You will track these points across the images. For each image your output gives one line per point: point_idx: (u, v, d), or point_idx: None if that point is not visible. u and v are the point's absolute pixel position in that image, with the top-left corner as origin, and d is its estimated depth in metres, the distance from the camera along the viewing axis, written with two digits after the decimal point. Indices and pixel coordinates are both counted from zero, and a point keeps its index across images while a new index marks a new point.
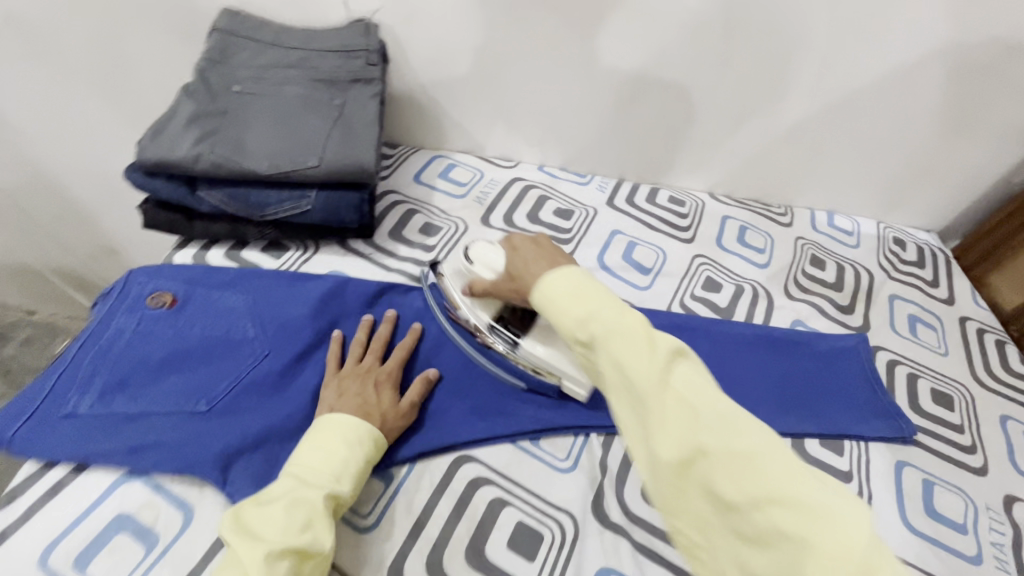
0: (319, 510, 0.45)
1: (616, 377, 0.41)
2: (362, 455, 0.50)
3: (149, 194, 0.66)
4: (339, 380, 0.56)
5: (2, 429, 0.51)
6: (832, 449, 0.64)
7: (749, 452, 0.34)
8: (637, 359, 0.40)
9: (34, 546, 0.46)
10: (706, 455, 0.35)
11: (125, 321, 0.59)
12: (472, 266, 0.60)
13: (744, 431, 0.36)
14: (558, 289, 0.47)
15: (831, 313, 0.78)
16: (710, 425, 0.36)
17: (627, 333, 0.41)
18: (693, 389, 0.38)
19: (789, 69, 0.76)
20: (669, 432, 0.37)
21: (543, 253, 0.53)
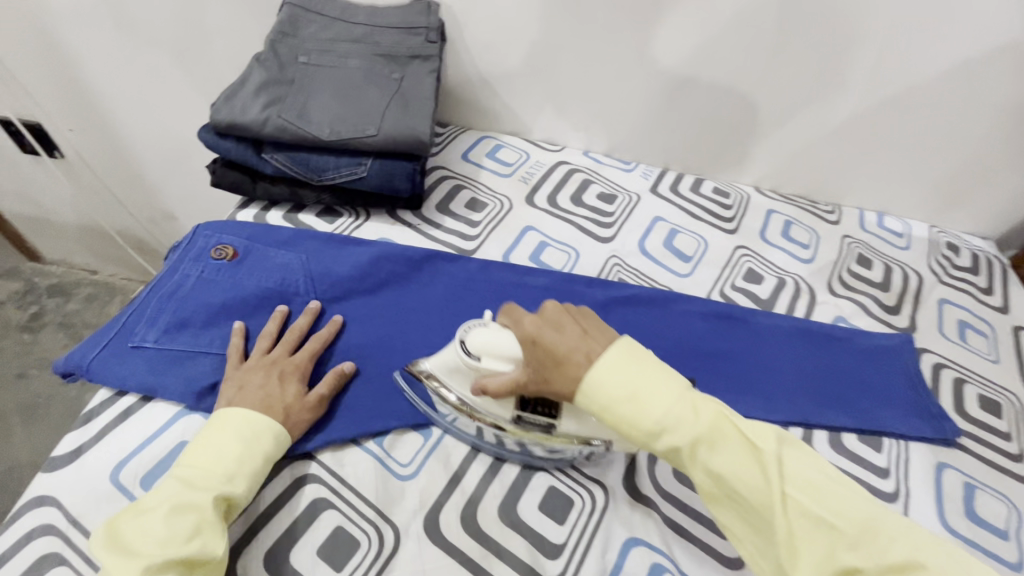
0: (208, 516, 0.43)
1: (717, 487, 0.41)
2: (260, 453, 0.49)
3: (219, 154, 0.70)
4: (243, 374, 0.54)
5: (81, 357, 0.55)
6: (870, 445, 0.63)
7: (904, 565, 0.35)
8: (744, 470, 0.40)
9: (106, 462, 0.49)
10: (857, 575, 0.36)
11: (190, 269, 0.63)
12: (477, 360, 0.49)
13: (884, 536, 0.36)
14: (611, 398, 0.43)
15: (876, 312, 0.77)
16: (850, 540, 0.37)
17: (721, 440, 0.41)
18: (811, 495, 0.39)
19: (846, 62, 0.75)
20: (809, 555, 0.38)
21: (571, 339, 0.45)
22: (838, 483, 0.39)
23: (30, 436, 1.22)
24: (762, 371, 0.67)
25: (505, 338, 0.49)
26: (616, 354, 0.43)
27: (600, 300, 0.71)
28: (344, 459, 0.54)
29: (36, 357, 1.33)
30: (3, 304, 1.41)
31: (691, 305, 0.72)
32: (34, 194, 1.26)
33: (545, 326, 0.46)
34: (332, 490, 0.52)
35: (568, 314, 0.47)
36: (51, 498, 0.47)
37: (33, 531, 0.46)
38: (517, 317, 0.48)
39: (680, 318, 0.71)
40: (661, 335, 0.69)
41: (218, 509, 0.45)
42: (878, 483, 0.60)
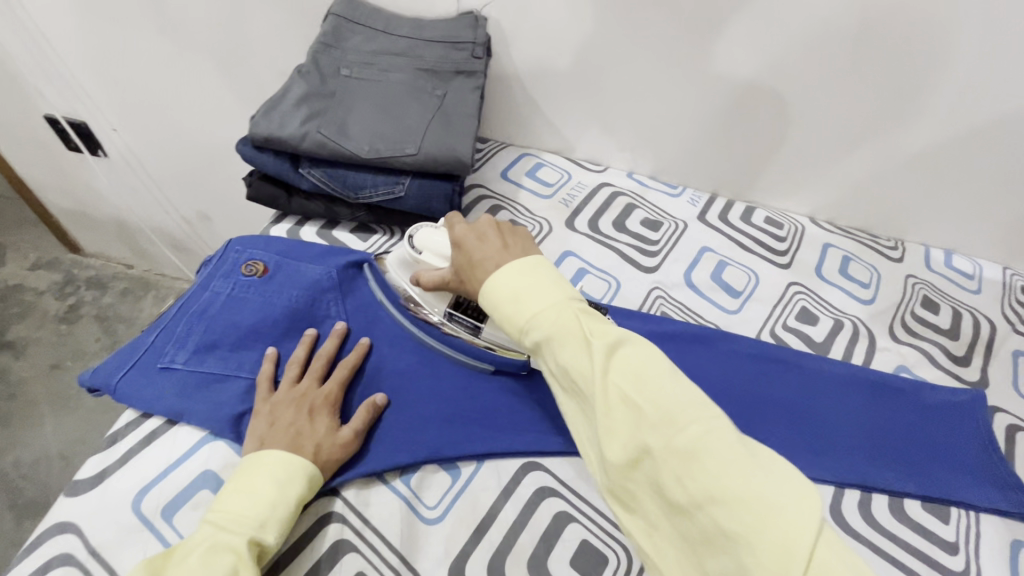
0: (244, 560, 0.42)
1: (563, 377, 0.44)
2: (294, 496, 0.46)
3: (255, 166, 0.69)
4: (271, 408, 0.52)
5: (109, 376, 0.54)
6: (936, 514, 0.57)
7: (690, 448, 0.36)
8: (577, 356, 0.42)
9: (128, 489, 0.48)
10: (650, 454, 0.38)
11: (220, 286, 0.61)
12: (420, 255, 0.61)
13: (682, 423, 0.37)
14: (495, 293, 0.47)
15: (943, 363, 0.71)
16: (650, 422, 0.38)
17: (565, 332, 0.43)
18: (636, 385, 0.40)
19: (923, 90, 0.70)
20: (616, 433, 0.39)
21: (487, 247, 0.51)
22: (662, 374, 0.40)
23: (60, 428, 1.24)
24: (817, 423, 0.62)
25: (444, 241, 0.60)
26: (522, 259, 0.49)
27: (642, 335, 0.67)
28: (368, 497, 0.51)
29: (71, 349, 1.36)
30: (43, 294, 1.44)
31: (739, 345, 0.68)
32: (78, 189, 1.28)
33: (471, 236, 0.54)
34: (355, 532, 0.49)
35: (495, 229, 0.53)
36: (72, 525, 0.46)
37: (53, 560, 0.44)
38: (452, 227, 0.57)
39: (727, 360, 0.66)
40: (706, 378, 0.65)
41: (251, 554, 0.43)
42: (945, 559, 0.54)
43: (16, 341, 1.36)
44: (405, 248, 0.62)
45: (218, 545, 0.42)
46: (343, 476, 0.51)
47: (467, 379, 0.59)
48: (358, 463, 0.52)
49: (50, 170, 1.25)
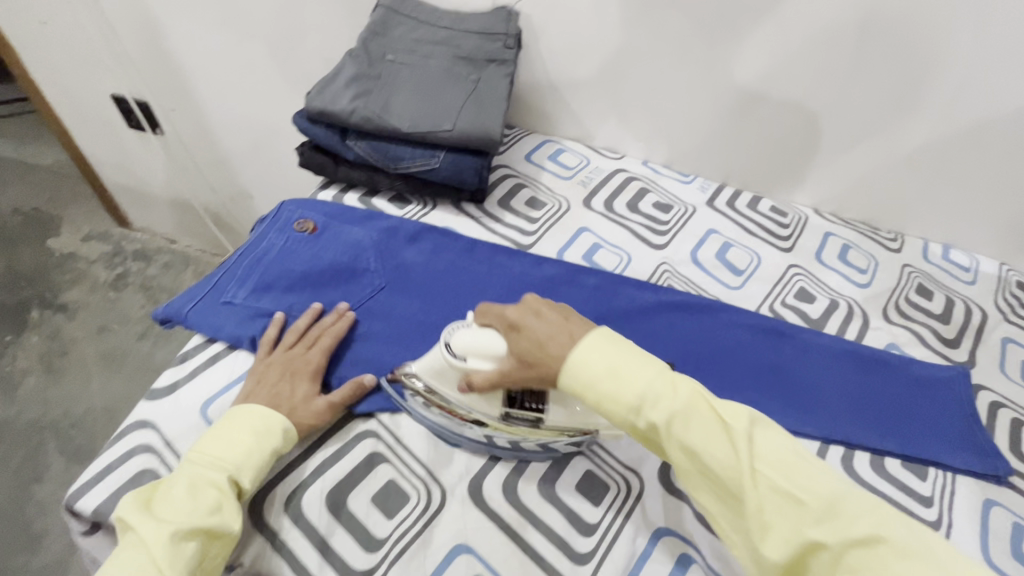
0: (227, 494, 0.47)
1: (694, 465, 0.43)
2: (269, 445, 0.51)
3: (309, 137, 0.77)
4: (264, 366, 0.57)
5: (181, 306, 0.62)
6: (914, 472, 0.62)
7: (865, 539, 0.37)
8: (715, 444, 0.42)
9: (196, 398, 0.56)
10: (821, 548, 0.38)
11: (276, 238, 0.69)
12: (464, 361, 0.53)
13: (847, 512, 0.39)
14: (592, 377, 0.46)
15: (932, 344, 0.75)
16: (814, 515, 0.39)
17: (695, 416, 0.43)
18: (783, 473, 0.41)
19: (920, 89, 0.75)
20: (777, 529, 0.40)
21: (552, 324, 0.49)
22: (806, 461, 0.42)
23: (106, 384, 1.34)
24: (807, 386, 0.68)
25: (486, 336, 0.52)
26: (595, 336, 0.47)
27: (649, 303, 0.73)
28: (400, 421, 0.58)
29: (117, 313, 1.46)
30: (94, 263, 1.55)
31: (739, 316, 0.73)
32: (134, 166, 1.39)
33: (527, 314, 0.51)
34: (388, 447, 0.56)
35: (548, 305, 0.51)
36: (150, 423, 0.54)
37: (134, 448, 0.52)
38: (499, 313, 0.53)
39: (727, 327, 0.72)
40: (707, 343, 0.70)
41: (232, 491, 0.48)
42: (920, 510, 0.59)
43: (68, 304, 1.47)
44: (438, 355, 0.54)
45: (201, 480, 0.47)
46: (361, 406, 0.58)
47: None
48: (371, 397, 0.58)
49: (110, 146, 1.36)
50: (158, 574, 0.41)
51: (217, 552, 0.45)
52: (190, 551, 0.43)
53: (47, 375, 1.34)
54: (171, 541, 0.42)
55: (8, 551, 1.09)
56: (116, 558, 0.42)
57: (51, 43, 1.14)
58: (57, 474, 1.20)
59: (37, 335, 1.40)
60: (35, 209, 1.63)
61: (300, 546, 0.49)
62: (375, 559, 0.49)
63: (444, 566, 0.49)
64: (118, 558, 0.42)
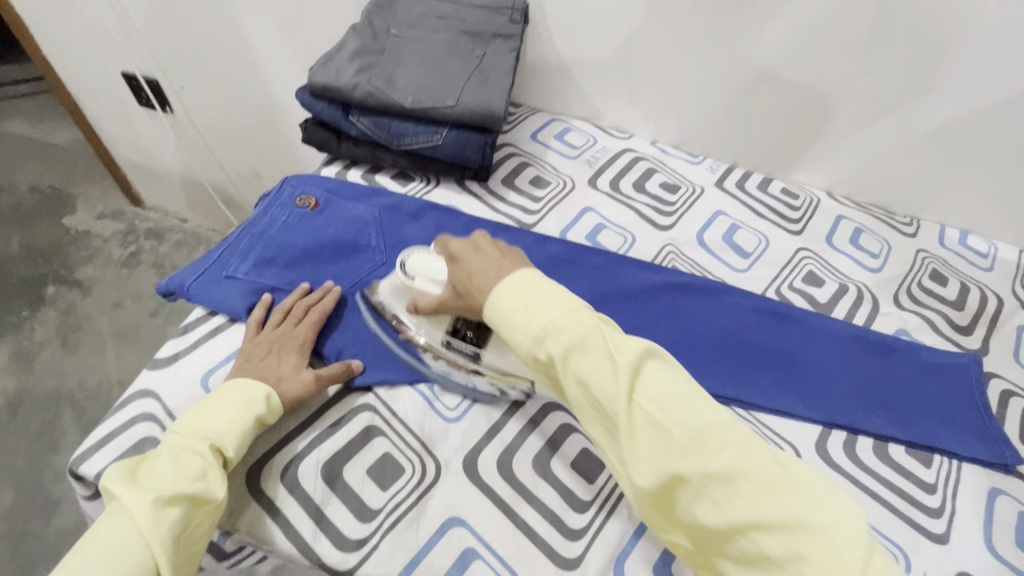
0: (211, 461, 0.47)
1: (585, 396, 0.44)
2: (254, 415, 0.51)
3: (311, 113, 0.77)
4: (253, 344, 0.57)
5: (183, 279, 0.63)
6: (918, 459, 0.61)
7: (725, 471, 0.38)
8: (602, 376, 0.43)
9: (197, 368, 0.57)
10: (685, 480, 0.39)
11: (278, 214, 0.70)
12: (413, 281, 0.58)
13: (715, 446, 0.39)
14: (507, 308, 0.47)
15: (944, 330, 0.73)
16: (682, 447, 0.39)
17: (588, 350, 0.44)
18: (659, 404, 0.41)
19: (940, 66, 0.72)
20: (647, 459, 0.41)
21: (485, 258, 0.52)
22: (689, 396, 0.41)
23: (119, 359, 1.37)
24: (811, 370, 0.66)
25: (436, 264, 0.57)
26: (520, 272, 0.49)
27: (651, 283, 0.72)
28: (396, 395, 0.58)
29: (131, 290, 1.49)
30: (108, 240, 1.57)
31: (744, 299, 0.72)
32: (145, 144, 1.40)
33: (467, 250, 0.54)
34: (384, 420, 0.56)
35: (490, 242, 0.54)
36: (152, 392, 0.55)
37: (136, 417, 0.53)
38: (444, 243, 0.56)
39: (730, 310, 0.71)
40: (709, 325, 0.69)
41: (217, 459, 0.48)
42: (923, 497, 0.58)
43: (83, 281, 1.49)
44: (397, 275, 0.59)
45: (184, 450, 0.47)
46: (358, 378, 0.58)
47: None
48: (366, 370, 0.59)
49: (120, 124, 1.37)
50: (142, 540, 0.41)
51: (203, 520, 0.45)
52: (173, 517, 0.43)
53: (64, 349, 1.37)
54: (153, 508, 0.42)
55: (26, 516, 1.13)
56: (99, 525, 0.42)
57: (59, 19, 1.14)
58: (73, 444, 1.23)
59: (53, 310, 1.43)
60: (51, 187, 1.66)
61: (295, 514, 0.50)
62: (368, 530, 0.50)
63: (437, 539, 0.50)
64: (99, 527, 0.42)
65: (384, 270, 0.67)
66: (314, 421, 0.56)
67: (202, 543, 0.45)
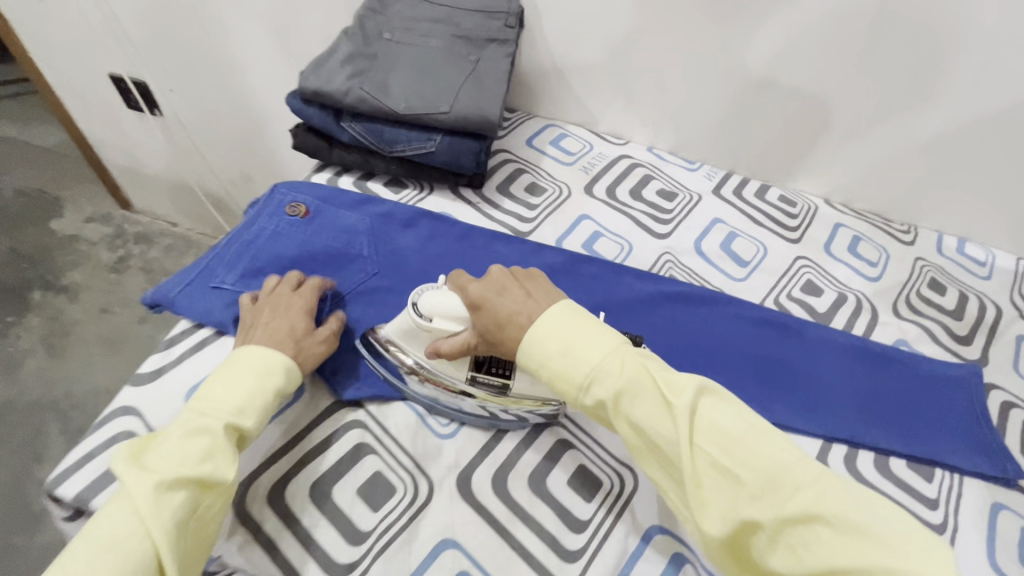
0: (220, 441, 0.45)
1: (642, 440, 0.44)
2: (270, 386, 0.50)
3: (302, 118, 0.75)
4: (254, 318, 0.56)
5: (168, 290, 0.61)
6: (920, 473, 0.60)
7: (801, 515, 0.37)
8: (659, 419, 0.42)
9: (181, 384, 0.55)
10: (758, 526, 0.38)
11: (267, 222, 0.68)
12: (430, 322, 0.53)
13: (787, 488, 0.38)
14: (548, 352, 0.46)
15: (944, 341, 0.73)
16: (752, 491, 0.39)
17: (640, 392, 0.43)
18: (722, 446, 0.40)
19: (938, 74, 0.72)
20: (716, 506, 0.40)
21: (512, 301, 0.50)
22: (752, 435, 0.41)
23: (107, 366, 1.34)
24: (811, 382, 0.65)
25: (452, 299, 0.52)
26: (550, 311, 0.48)
27: (649, 294, 0.71)
28: (388, 411, 0.57)
29: (119, 295, 1.46)
30: (96, 245, 1.55)
31: (742, 309, 0.71)
32: (133, 147, 1.38)
33: (489, 289, 0.51)
34: (375, 438, 0.55)
35: (512, 280, 0.51)
36: (134, 409, 0.53)
37: (116, 435, 0.51)
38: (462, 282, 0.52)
39: (729, 320, 0.70)
40: (708, 335, 0.68)
41: (228, 438, 0.47)
42: (926, 513, 0.57)
43: (70, 286, 1.47)
44: (409, 316, 0.54)
45: (195, 428, 0.46)
46: (348, 391, 0.57)
47: None
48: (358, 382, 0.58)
49: (108, 127, 1.34)
50: (144, 526, 0.40)
51: (211, 502, 0.44)
52: (178, 501, 0.42)
53: (50, 356, 1.34)
54: (156, 491, 0.41)
55: (9, 528, 1.10)
56: (105, 508, 0.41)
57: (44, 20, 1.12)
58: (58, 454, 1.21)
59: (39, 316, 1.40)
60: (38, 191, 1.63)
61: (283, 538, 0.48)
62: (357, 553, 0.48)
63: (429, 562, 0.48)
64: (106, 510, 0.41)
65: (376, 281, 0.66)
66: (303, 438, 0.54)
67: (214, 521, 0.44)
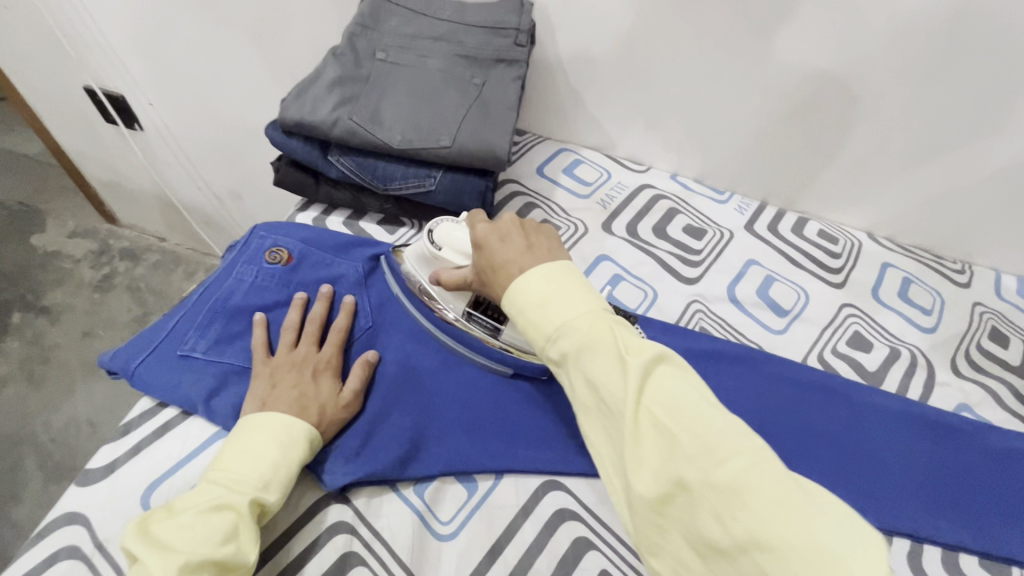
0: (244, 519, 0.41)
1: (589, 394, 0.38)
2: (295, 459, 0.46)
3: (284, 151, 0.66)
4: (271, 371, 0.51)
5: (127, 361, 0.53)
6: (994, 573, 0.52)
7: (731, 481, 0.32)
8: (609, 375, 0.37)
9: (138, 481, 0.47)
10: (686, 490, 0.33)
11: (244, 271, 0.59)
12: (439, 251, 0.56)
13: (725, 454, 0.32)
14: (525, 300, 0.42)
15: (1010, 403, 0.64)
16: (688, 453, 0.33)
17: (599, 344, 0.38)
18: (669, 405, 0.35)
19: (1009, 104, 0.63)
20: (648, 465, 0.34)
21: (512, 249, 0.46)
22: (703, 401, 0.35)
23: (89, 395, 1.26)
24: (864, 462, 0.57)
25: (465, 238, 0.54)
26: (552, 264, 0.43)
27: (677, 351, 0.63)
28: (380, 507, 0.49)
29: (103, 317, 1.38)
30: (79, 262, 1.46)
31: (782, 369, 0.63)
32: (114, 162, 1.29)
33: (495, 234, 0.48)
34: (364, 543, 0.47)
35: (519, 228, 0.47)
36: (80, 516, 0.45)
37: (59, 552, 0.43)
38: (473, 222, 0.51)
39: (768, 385, 0.61)
40: (744, 405, 0.60)
41: (252, 514, 0.43)
42: None
43: (51, 307, 1.39)
44: (423, 241, 0.57)
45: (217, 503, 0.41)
46: (326, 480, 0.49)
47: (492, 388, 0.56)
48: (344, 466, 0.49)
49: (88, 142, 1.26)
50: None
51: None
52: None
53: (28, 385, 1.27)
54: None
55: None
56: None
57: (12, 29, 1.03)
58: (36, 493, 1.14)
59: (18, 341, 1.33)
60: (20, 204, 1.55)
61: None
62: None
63: None
64: None
65: (370, 340, 0.58)
66: (280, 547, 0.46)
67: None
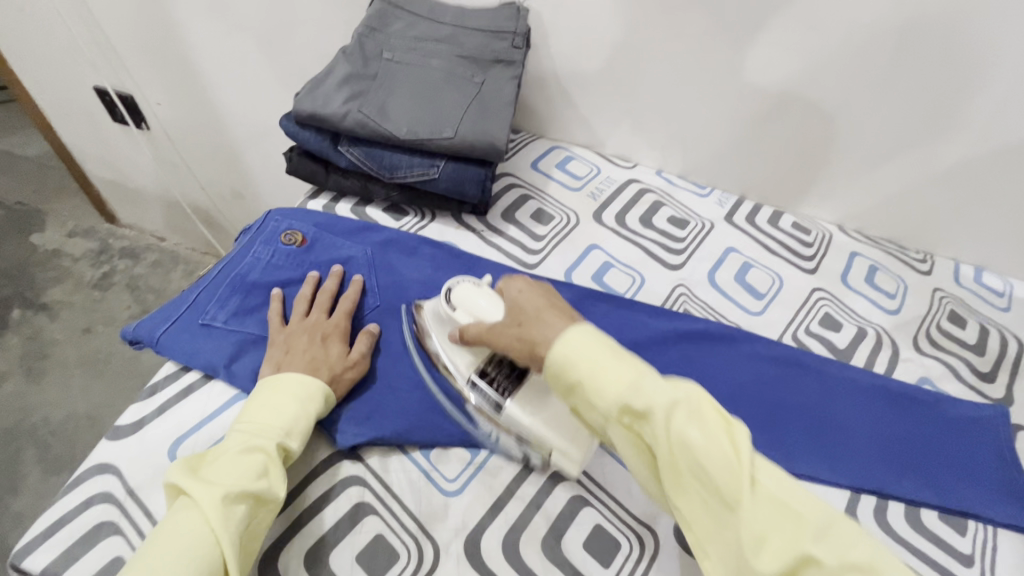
0: (274, 459, 0.46)
1: (687, 462, 0.39)
2: (311, 412, 0.50)
3: (297, 142, 0.71)
4: (286, 337, 0.56)
5: (153, 329, 0.57)
6: (953, 526, 0.57)
7: (863, 562, 0.35)
8: (718, 442, 0.39)
9: (164, 438, 0.51)
10: (814, 566, 0.36)
11: (261, 251, 0.64)
12: (455, 312, 0.55)
13: (843, 535, 0.37)
14: (600, 352, 0.43)
15: (967, 377, 0.70)
16: (812, 532, 0.36)
17: (700, 413, 0.40)
18: (779, 487, 0.38)
19: (957, 104, 0.70)
20: (773, 541, 0.36)
21: (554, 301, 0.50)
22: (800, 484, 0.40)
23: (87, 390, 1.28)
24: (833, 427, 0.62)
25: (483, 302, 0.54)
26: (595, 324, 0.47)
27: (662, 330, 0.67)
28: (389, 465, 0.53)
29: (102, 314, 1.40)
30: (79, 260, 1.49)
31: (759, 346, 0.68)
32: (118, 161, 1.32)
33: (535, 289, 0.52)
34: (376, 496, 0.51)
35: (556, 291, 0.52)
36: (112, 467, 0.48)
37: (94, 497, 0.47)
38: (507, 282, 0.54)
39: (746, 359, 0.67)
40: (723, 377, 0.65)
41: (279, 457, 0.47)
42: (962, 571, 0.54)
43: (50, 304, 1.41)
44: (441, 301, 0.57)
45: (248, 446, 0.46)
46: (339, 440, 0.53)
47: None
48: (353, 429, 0.53)
49: (93, 141, 1.29)
50: (212, 535, 0.40)
51: (263, 518, 0.44)
52: (240, 513, 0.42)
53: (26, 380, 1.28)
54: (223, 503, 0.41)
55: None
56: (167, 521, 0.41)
57: (26, 31, 1.07)
58: (34, 485, 1.15)
59: (17, 336, 1.34)
60: (19, 204, 1.57)
61: None
62: None
63: None
64: (168, 521, 0.41)
65: (377, 316, 0.62)
66: (296, 499, 0.50)
67: (260, 538, 0.44)
